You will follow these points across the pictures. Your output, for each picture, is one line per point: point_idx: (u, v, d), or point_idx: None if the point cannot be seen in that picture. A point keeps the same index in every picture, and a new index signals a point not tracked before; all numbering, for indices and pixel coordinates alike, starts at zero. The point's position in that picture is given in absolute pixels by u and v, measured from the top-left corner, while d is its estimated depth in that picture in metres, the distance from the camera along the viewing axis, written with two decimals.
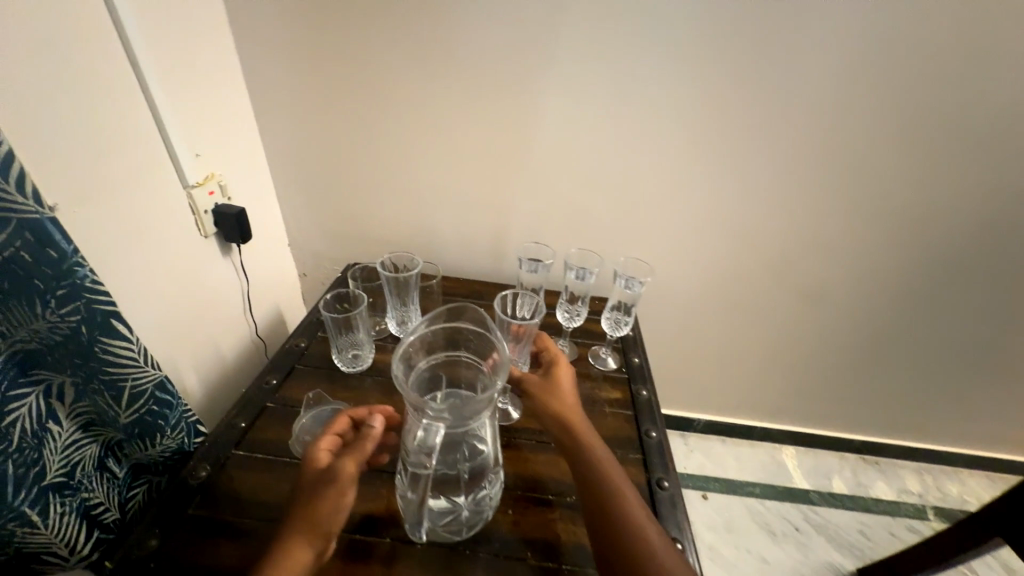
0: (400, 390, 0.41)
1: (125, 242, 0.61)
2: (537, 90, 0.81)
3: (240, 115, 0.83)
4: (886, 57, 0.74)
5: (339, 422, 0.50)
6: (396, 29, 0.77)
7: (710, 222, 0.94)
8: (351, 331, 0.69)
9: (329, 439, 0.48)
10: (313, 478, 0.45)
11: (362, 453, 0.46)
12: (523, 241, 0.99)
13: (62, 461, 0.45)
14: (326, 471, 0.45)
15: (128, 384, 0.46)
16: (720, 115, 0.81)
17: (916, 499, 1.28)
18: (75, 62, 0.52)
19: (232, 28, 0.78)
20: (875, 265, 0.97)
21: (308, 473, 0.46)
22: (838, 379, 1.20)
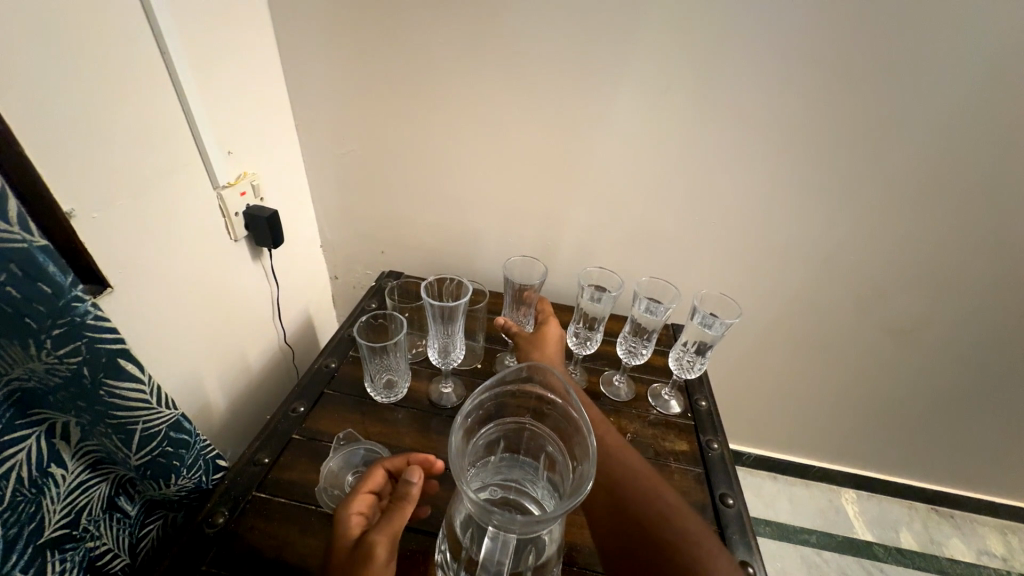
0: (460, 481, 0.33)
1: (148, 251, 0.55)
2: (604, 89, 0.71)
3: (276, 109, 0.76)
4: None
5: (375, 476, 0.43)
6: (449, 15, 0.68)
7: (792, 245, 0.82)
8: (386, 358, 0.61)
9: (364, 499, 0.42)
10: (348, 550, 0.39)
11: (399, 522, 0.39)
12: (573, 255, 0.90)
13: (64, 510, 0.40)
14: (362, 542, 0.39)
15: (140, 427, 0.40)
16: (822, 123, 0.69)
17: (998, 563, 1.13)
18: (95, 50, 0.46)
19: (270, 12, 0.71)
20: (988, 303, 0.83)
21: (341, 544, 0.40)
22: (919, 425, 1.05)
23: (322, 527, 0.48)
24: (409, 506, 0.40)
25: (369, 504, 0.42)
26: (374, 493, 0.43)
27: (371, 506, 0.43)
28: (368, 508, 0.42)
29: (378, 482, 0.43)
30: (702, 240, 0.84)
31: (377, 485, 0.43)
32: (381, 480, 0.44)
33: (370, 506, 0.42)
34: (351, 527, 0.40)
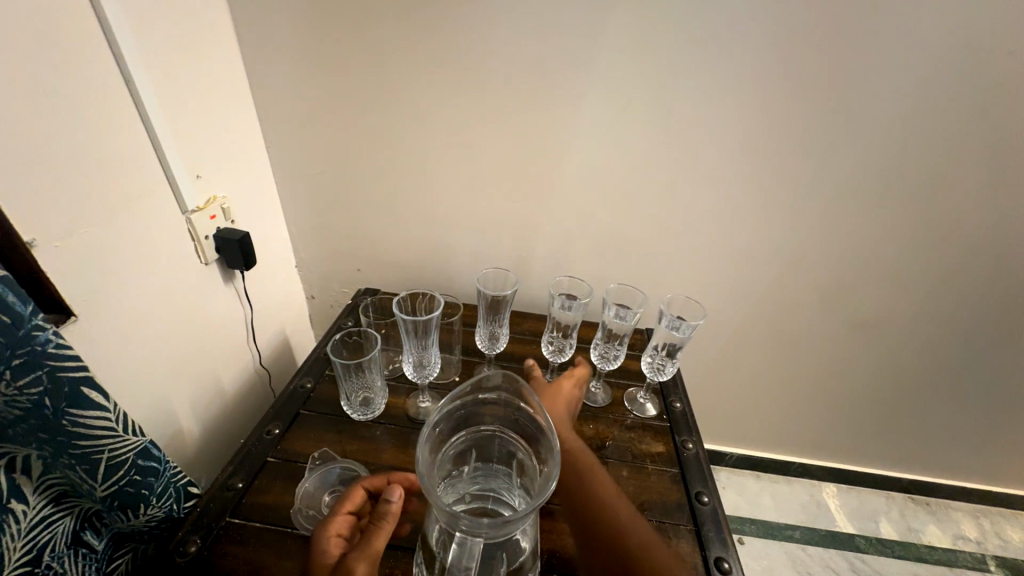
0: (428, 492, 0.33)
1: (114, 277, 0.55)
2: (567, 105, 0.74)
3: (245, 133, 0.77)
4: (969, 65, 0.65)
5: (354, 497, 0.43)
6: (416, 38, 0.70)
7: (754, 247, 0.85)
8: (362, 375, 0.61)
9: (342, 520, 0.42)
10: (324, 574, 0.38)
11: (378, 543, 0.40)
12: (547, 265, 0.92)
13: (25, 547, 0.39)
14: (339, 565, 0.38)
15: (105, 456, 0.39)
16: (773, 132, 0.73)
17: (973, 547, 1.17)
18: (58, 82, 0.46)
19: (238, 40, 0.72)
20: (939, 295, 0.87)
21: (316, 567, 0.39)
22: (889, 415, 1.09)
23: (298, 549, 0.47)
24: (387, 524, 0.40)
25: (347, 525, 0.42)
26: (352, 513, 0.43)
27: (349, 527, 0.42)
28: (346, 529, 0.42)
29: (357, 502, 0.43)
30: (670, 246, 0.87)
31: (356, 505, 0.43)
32: (360, 500, 0.44)
33: (347, 527, 0.42)
34: (328, 549, 0.40)
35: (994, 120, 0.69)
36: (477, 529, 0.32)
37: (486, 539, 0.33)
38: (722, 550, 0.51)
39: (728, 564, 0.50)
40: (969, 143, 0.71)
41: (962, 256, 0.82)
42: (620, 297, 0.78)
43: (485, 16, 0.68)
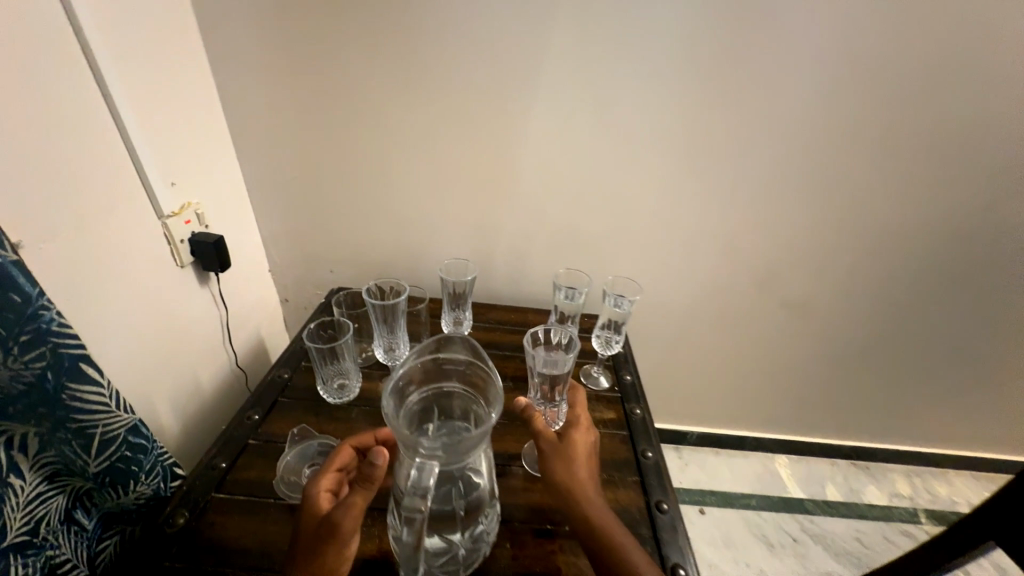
0: (392, 427, 0.39)
1: (96, 276, 0.58)
2: (519, 111, 0.82)
3: (217, 142, 0.82)
4: (855, 73, 0.77)
5: (340, 455, 0.46)
6: (378, 52, 0.77)
7: (694, 236, 0.95)
8: (338, 361, 0.67)
9: (329, 477, 0.44)
10: (313, 524, 0.41)
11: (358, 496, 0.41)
12: (510, 260, 0.99)
13: (24, 519, 0.42)
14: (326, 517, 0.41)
15: (99, 431, 0.44)
16: (700, 132, 0.83)
17: (907, 503, 1.29)
18: (42, 95, 0.50)
19: (209, 55, 0.77)
20: (856, 273, 0.99)
21: (307, 518, 0.42)
22: (826, 386, 1.21)
23: (281, 514, 0.52)
24: (372, 486, 0.40)
25: (336, 481, 0.45)
26: (340, 472, 0.46)
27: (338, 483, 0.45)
28: (335, 484, 0.45)
29: (343, 461, 0.46)
30: (619, 238, 0.95)
31: (342, 464, 0.46)
32: (348, 458, 0.46)
33: (336, 483, 0.45)
34: (318, 502, 0.43)
35: (881, 118, 0.81)
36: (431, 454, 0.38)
37: (442, 464, 0.40)
38: (678, 555, 0.52)
39: (685, 567, 0.51)
40: (863, 138, 0.83)
41: (869, 237, 0.94)
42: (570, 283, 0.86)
43: (441, 32, 0.75)
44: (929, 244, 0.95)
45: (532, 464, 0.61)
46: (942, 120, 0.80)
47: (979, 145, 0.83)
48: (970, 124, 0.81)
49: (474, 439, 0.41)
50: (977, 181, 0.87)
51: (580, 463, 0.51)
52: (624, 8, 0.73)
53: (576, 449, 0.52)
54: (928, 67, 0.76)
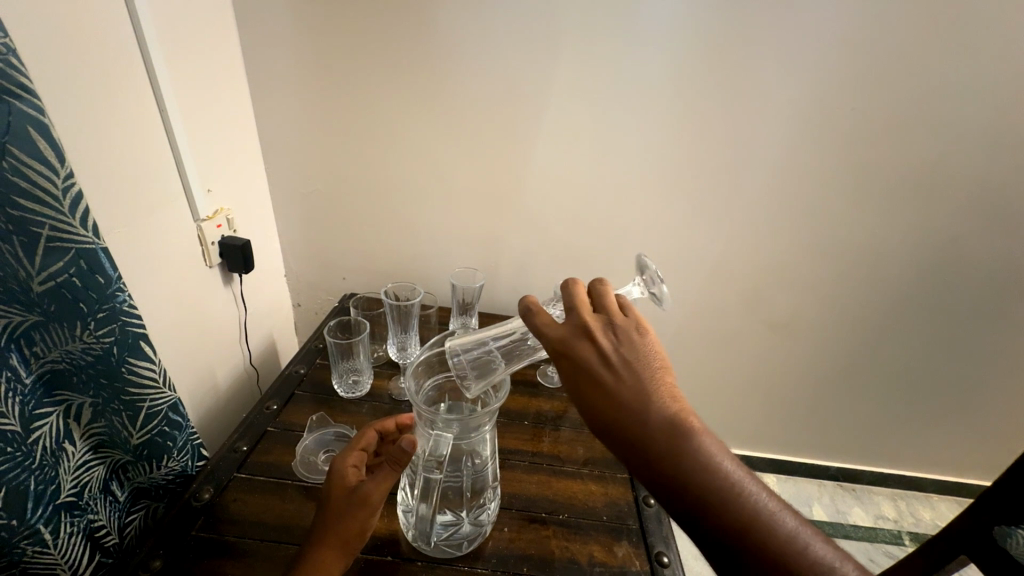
0: (413, 404, 0.46)
1: (138, 269, 0.64)
2: (524, 137, 0.90)
3: (248, 155, 0.89)
4: (827, 114, 0.86)
5: (367, 437, 0.48)
6: (401, 82, 0.86)
7: (685, 257, 1.02)
8: (352, 358, 0.73)
9: (357, 455, 0.47)
10: (343, 497, 0.44)
11: (393, 475, 0.45)
12: (513, 273, 1.05)
13: (73, 482, 0.47)
14: (357, 491, 0.44)
15: (146, 405, 0.49)
16: (689, 162, 0.91)
17: (892, 525, 1.33)
18: (111, 107, 0.58)
19: (248, 78, 0.86)
20: (836, 297, 1.06)
21: (335, 490, 0.45)
22: (812, 406, 1.26)
23: (297, 494, 0.57)
24: (398, 465, 0.45)
25: (362, 459, 0.47)
26: (365, 450, 0.48)
27: (362, 461, 0.48)
28: (361, 462, 0.47)
29: (370, 441, 0.48)
30: (616, 257, 1.02)
31: (368, 443, 0.48)
32: (372, 440, 0.49)
33: (361, 461, 0.47)
34: (347, 476, 0.45)
35: (850, 156, 0.90)
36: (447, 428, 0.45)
37: (454, 439, 0.46)
38: (663, 546, 0.56)
39: (669, 558, 0.54)
40: (836, 173, 0.92)
41: (846, 264, 1.02)
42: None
43: (456, 64, 0.84)
44: (901, 272, 1.02)
45: (529, 459, 0.66)
46: (906, 158, 0.90)
47: (941, 182, 0.91)
48: (931, 163, 0.90)
49: (482, 418, 0.47)
50: (942, 214, 0.95)
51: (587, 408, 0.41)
52: (620, 51, 0.82)
53: (576, 396, 0.41)
54: (887, 112, 0.85)
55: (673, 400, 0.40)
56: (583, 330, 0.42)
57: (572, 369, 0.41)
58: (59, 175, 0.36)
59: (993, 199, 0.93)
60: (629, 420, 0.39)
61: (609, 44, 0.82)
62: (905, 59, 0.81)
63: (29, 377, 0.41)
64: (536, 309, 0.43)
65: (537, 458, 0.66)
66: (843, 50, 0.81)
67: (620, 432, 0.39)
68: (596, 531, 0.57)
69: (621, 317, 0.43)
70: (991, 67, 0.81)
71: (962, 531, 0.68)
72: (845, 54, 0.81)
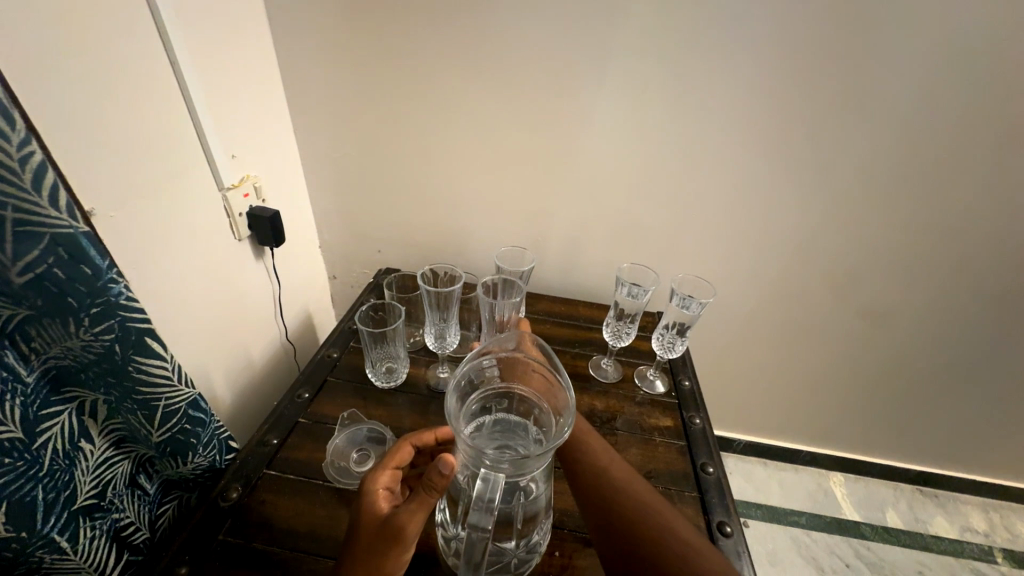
0: (455, 432, 0.37)
1: (158, 248, 0.59)
2: (583, 90, 0.76)
3: (275, 117, 0.81)
4: (992, 51, 0.65)
5: (400, 453, 0.42)
6: (440, 25, 0.73)
7: (768, 233, 0.86)
8: (387, 345, 0.66)
9: (388, 476, 0.40)
10: (371, 526, 0.38)
11: (427, 505, 0.38)
12: (561, 249, 0.94)
13: (93, 482, 0.43)
14: (386, 522, 0.38)
15: (161, 404, 0.44)
16: (789, 118, 0.74)
17: (981, 539, 1.17)
18: (108, 63, 0.49)
19: (270, 26, 0.76)
20: (956, 285, 0.88)
21: (364, 517, 0.39)
22: (900, 406, 1.10)
23: (328, 499, 0.52)
24: (437, 494, 0.38)
25: (395, 480, 0.41)
26: (399, 467, 0.42)
27: (395, 481, 0.42)
28: (393, 484, 0.41)
29: (403, 459, 0.42)
30: (683, 232, 0.88)
31: (403, 459, 0.42)
32: (407, 458, 0.42)
33: (393, 481, 0.41)
34: (377, 501, 0.39)
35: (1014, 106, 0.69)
36: (497, 466, 0.36)
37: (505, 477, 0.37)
38: None
39: None
40: (990, 130, 0.71)
41: (979, 244, 0.82)
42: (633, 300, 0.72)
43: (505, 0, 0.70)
44: None
45: None
46: None
47: None
48: None
49: (542, 453, 0.37)
50: None
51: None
52: None
53: None
54: None
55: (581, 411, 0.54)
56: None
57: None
58: (12, 141, 0.29)
59: None
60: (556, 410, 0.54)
61: None
62: None
63: (31, 376, 0.36)
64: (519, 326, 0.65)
65: None
66: None
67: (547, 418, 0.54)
68: None
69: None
70: None
71: None
72: None
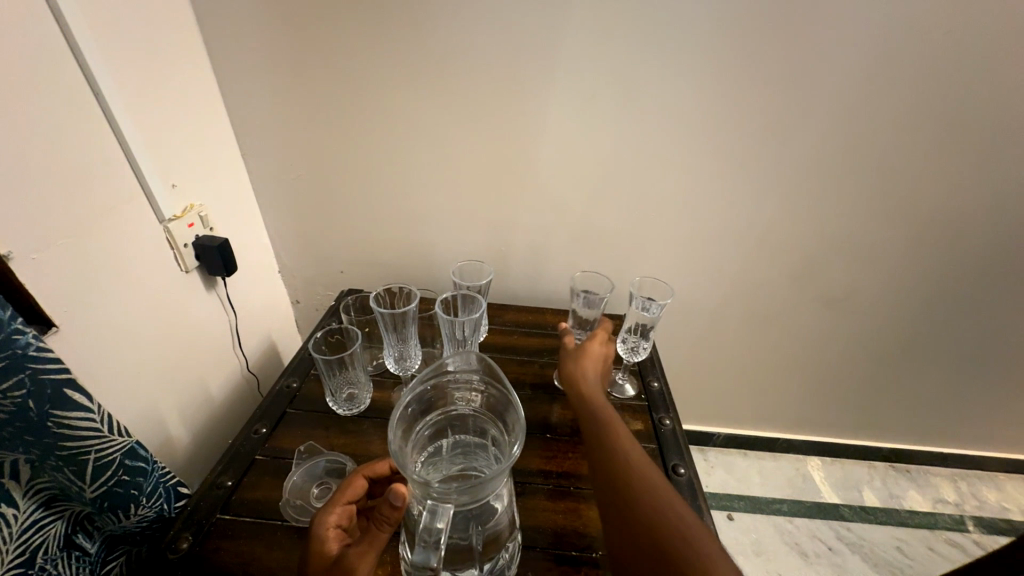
0: (401, 467, 0.36)
1: (93, 287, 0.55)
2: (533, 101, 0.76)
3: (220, 142, 0.78)
4: (914, 46, 0.68)
5: (353, 487, 0.40)
6: (385, 43, 0.72)
7: (725, 229, 0.88)
8: (345, 372, 0.64)
9: (340, 513, 0.39)
10: (321, 569, 0.36)
11: (381, 542, 0.37)
12: (525, 258, 0.94)
13: (18, 549, 0.40)
14: (337, 564, 0.36)
15: (92, 458, 0.41)
16: (733, 118, 0.76)
17: (953, 509, 1.21)
18: (21, 100, 0.46)
19: (207, 51, 0.74)
20: (904, 267, 0.91)
21: (313, 559, 0.37)
22: (866, 387, 1.13)
23: (287, 540, 0.49)
24: (389, 528, 0.37)
25: (347, 515, 0.40)
26: (353, 501, 0.41)
27: (349, 516, 0.40)
28: (345, 520, 0.39)
29: (356, 493, 0.40)
30: (644, 233, 0.89)
31: (356, 494, 0.40)
32: (360, 491, 0.41)
33: (346, 517, 0.40)
34: (328, 541, 0.37)
35: (940, 94, 0.72)
36: (446, 496, 0.35)
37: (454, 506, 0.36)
38: None
39: None
40: (920, 118, 0.74)
41: (921, 227, 0.86)
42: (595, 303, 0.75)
43: (448, 16, 0.70)
44: (986, 234, 0.86)
45: (555, 482, 0.57)
46: (1013, 96, 0.71)
47: None
48: None
49: (493, 482, 0.37)
50: None
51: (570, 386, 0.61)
52: None
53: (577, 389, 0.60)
54: (998, 37, 0.67)
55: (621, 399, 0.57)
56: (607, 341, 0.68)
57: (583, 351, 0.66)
58: None
59: None
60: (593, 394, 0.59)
61: None
62: None
63: None
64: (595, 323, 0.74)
65: (564, 480, 0.57)
66: None
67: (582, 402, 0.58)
68: None
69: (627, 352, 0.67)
70: None
71: None
72: None
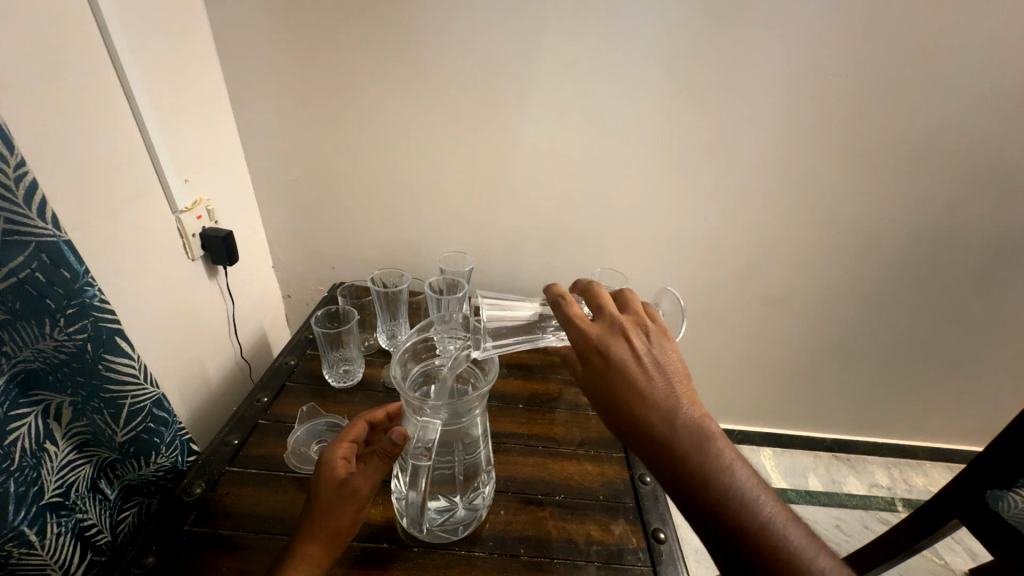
0: (399, 391, 0.45)
1: (117, 265, 0.62)
2: (512, 117, 0.87)
3: (227, 144, 0.86)
4: (823, 84, 0.83)
5: (356, 428, 0.48)
6: (381, 62, 0.83)
7: (679, 233, 1.00)
8: (343, 348, 0.73)
9: (346, 447, 0.47)
10: (333, 489, 0.44)
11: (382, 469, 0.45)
12: (503, 257, 1.03)
13: (58, 482, 0.46)
14: (346, 485, 0.44)
15: (128, 402, 0.48)
16: (681, 138, 0.89)
17: (885, 492, 1.35)
18: (73, 100, 0.55)
19: (221, 64, 0.82)
20: (832, 271, 1.05)
21: (324, 483, 0.44)
22: (808, 379, 1.26)
23: (291, 485, 0.56)
24: (390, 460, 0.45)
25: (351, 451, 0.47)
26: (355, 442, 0.48)
27: (351, 452, 0.48)
28: (349, 454, 0.47)
29: (359, 433, 0.48)
30: (609, 236, 1.01)
31: (358, 435, 0.48)
32: (361, 432, 0.49)
33: (350, 452, 0.47)
34: (337, 468, 0.45)
35: (847, 123, 0.87)
36: (436, 414, 0.44)
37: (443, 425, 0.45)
38: (660, 523, 0.55)
39: (665, 534, 0.54)
40: (833, 143, 0.89)
41: (842, 235, 1.00)
42: (677, 327, 0.58)
43: (438, 43, 0.81)
44: (895, 242, 1.00)
45: (524, 442, 0.65)
46: (902, 128, 0.87)
47: (938, 150, 0.89)
48: (929, 131, 0.87)
49: (472, 402, 0.46)
50: (940, 181, 0.93)
51: (615, 417, 0.43)
52: (608, 22, 0.79)
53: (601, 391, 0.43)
54: (886, 80, 0.83)
55: (692, 404, 0.42)
56: (618, 329, 0.44)
57: (607, 369, 0.42)
58: (10, 162, 0.35)
59: (992, 166, 0.91)
60: (655, 425, 0.41)
61: (597, 11, 0.78)
62: (904, 22, 0.78)
63: (3, 377, 0.40)
64: (567, 301, 0.45)
65: (533, 441, 0.66)
66: (841, 10, 0.77)
67: (643, 436, 0.41)
68: (592, 511, 0.56)
69: (650, 321, 0.46)
70: (992, 28, 0.78)
71: (967, 485, 0.83)
72: (843, 18, 0.78)
